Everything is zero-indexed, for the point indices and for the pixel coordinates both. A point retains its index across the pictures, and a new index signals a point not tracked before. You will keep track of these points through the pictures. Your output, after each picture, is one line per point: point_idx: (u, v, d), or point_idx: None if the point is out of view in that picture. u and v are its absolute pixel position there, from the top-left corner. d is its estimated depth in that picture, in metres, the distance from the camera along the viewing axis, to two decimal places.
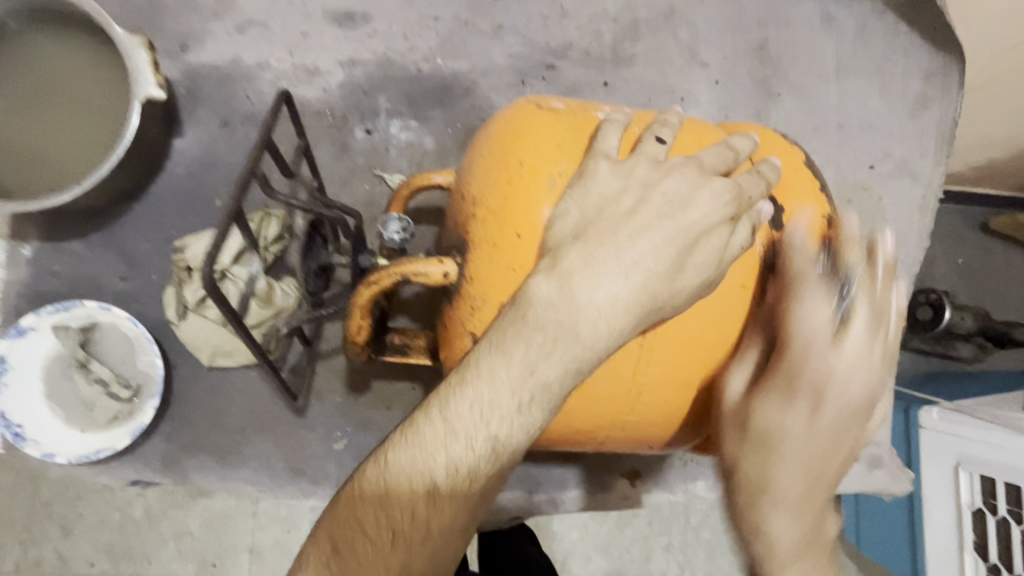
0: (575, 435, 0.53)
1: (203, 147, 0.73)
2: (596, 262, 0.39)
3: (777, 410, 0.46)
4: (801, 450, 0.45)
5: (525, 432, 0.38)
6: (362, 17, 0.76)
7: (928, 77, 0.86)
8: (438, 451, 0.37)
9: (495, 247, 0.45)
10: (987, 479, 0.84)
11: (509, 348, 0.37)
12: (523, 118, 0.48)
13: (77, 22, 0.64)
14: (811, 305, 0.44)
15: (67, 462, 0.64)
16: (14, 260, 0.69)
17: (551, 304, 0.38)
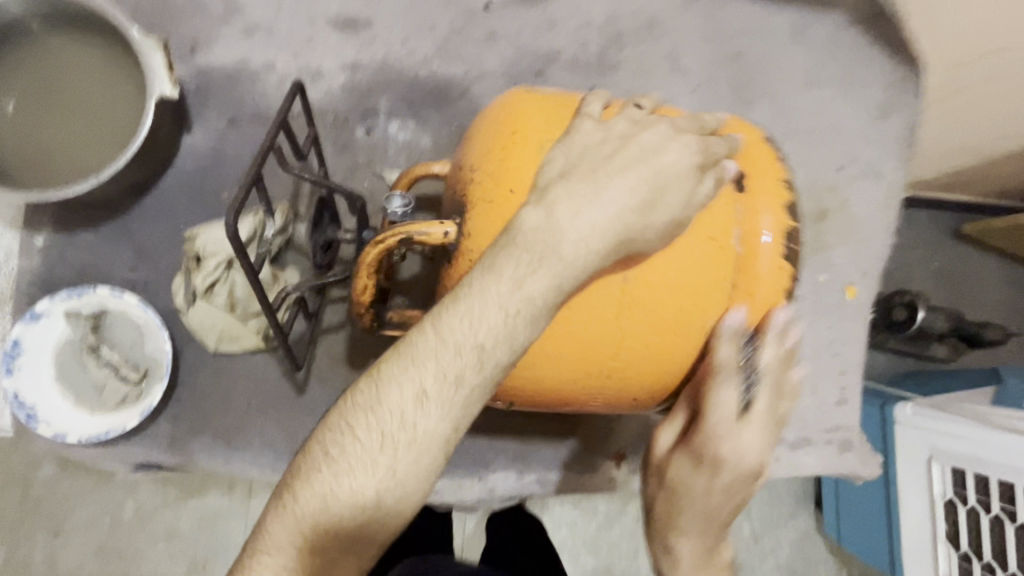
0: (561, 392, 0.57)
1: (211, 143, 0.77)
2: (578, 196, 0.44)
3: (685, 472, 0.54)
4: (701, 512, 0.54)
5: (508, 348, 0.43)
6: (364, 23, 0.81)
7: (890, 86, 0.93)
8: (429, 360, 0.42)
9: (490, 209, 0.49)
10: (958, 471, 0.95)
11: (499, 268, 0.43)
12: (516, 102, 0.53)
13: (95, 26, 0.68)
14: (724, 391, 0.51)
15: (77, 442, 0.67)
16: (28, 249, 0.73)
17: (539, 227, 0.43)
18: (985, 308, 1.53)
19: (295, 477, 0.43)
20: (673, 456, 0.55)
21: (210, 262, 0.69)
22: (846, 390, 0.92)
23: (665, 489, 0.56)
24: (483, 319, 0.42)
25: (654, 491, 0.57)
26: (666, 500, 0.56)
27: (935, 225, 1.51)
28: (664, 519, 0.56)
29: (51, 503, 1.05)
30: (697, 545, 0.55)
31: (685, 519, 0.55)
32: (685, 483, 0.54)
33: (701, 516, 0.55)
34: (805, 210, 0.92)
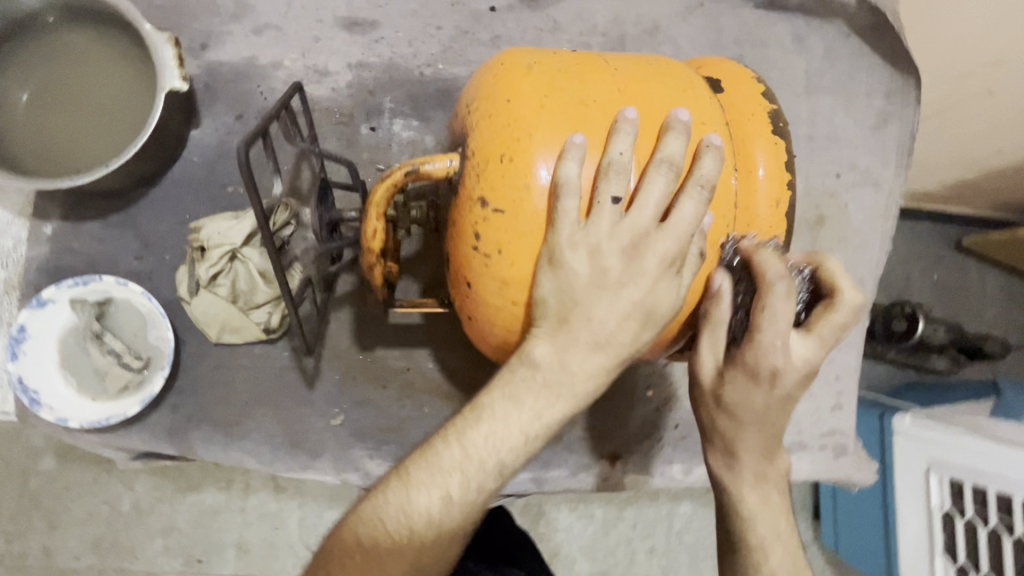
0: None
1: (219, 137, 0.78)
2: (604, 284, 0.48)
3: (744, 388, 0.55)
4: (761, 423, 0.56)
5: (533, 446, 0.49)
6: (371, 23, 0.83)
7: (889, 95, 0.94)
8: (459, 471, 0.47)
9: (494, 178, 0.51)
10: (955, 482, 0.96)
11: (534, 366, 0.49)
12: (512, 69, 0.54)
13: (109, 20, 0.69)
14: (772, 302, 0.52)
15: (79, 427, 0.68)
16: (37, 238, 0.74)
17: (563, 315, 0.49)
18: (984, 319, 1.53)
19: (341, 537, 0.48)
20: (727, 375, 0.56)
21: (214, 253, 0.70)
22: (842, 396, 0.93)
23: (724, 413, 0.57)
24: (525, 420, 0.48)
25: (710, 409, 0.58)
26: (725, 415, 0.57)
27: (933, 237, 1.52)
28: (724, 433, 0.58)
29: (49, 494, 1.05)
30: (758, 458, 0.58)
31: (746, 430, 0.57)
32: (741, 398, 0.55)
33: (759, 427, 0.57)
34: (802, 216, 0.93)
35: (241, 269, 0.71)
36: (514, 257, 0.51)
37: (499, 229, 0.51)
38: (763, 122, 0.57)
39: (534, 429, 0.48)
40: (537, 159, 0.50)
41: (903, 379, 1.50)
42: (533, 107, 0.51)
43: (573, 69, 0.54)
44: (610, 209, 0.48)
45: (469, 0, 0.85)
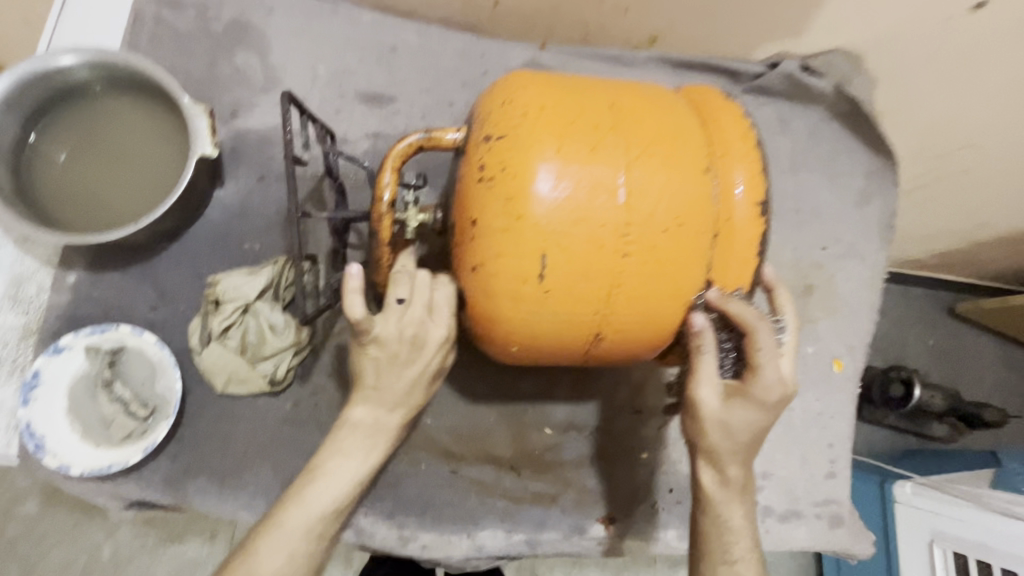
0: (569, 339, 0.62)
1: (241, 197, 0.83)
2: None
3: (743, 410, 0.60)
4: (754, 438, 0.61)
5: None
6: (389, 98, 0.90)
7: (869, 174, 1.01)
8: None
9: (496, 175, 0.56)
10: (958, 555, 1.07)
11: None
12: (511, 83, 0.61)
13: (152, 92, 0.76)
14: (766, 332, 0.59)
15: (80, 474, 0.69)
16: (59, 286, 0.77)
17: None
18: (973, 384, 1.56)
19: None
20: (729, 404, 0.60)
21: (228, 307, 0.73)
22: (835, 464, 0.93)
23: (723, 434, 0.61)
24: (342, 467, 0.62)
25: (714, 433, 0.61)
26: (724, 436, 0.61)
27: (919, 303, 1.57)
28: (721, 444, 0.61)
29: None
30: (745, 471, 0.63)
31: (742, 445, 0.61)
32: (740, 420, 0.60)
33: (752, 439, 0.62)
34: (791, 284, 0.98)
35: (251, 323, 0.74)
36: (514, 241, 0.56)
37: (502, 215, 0.56)
38: (736, 119, 0.63)
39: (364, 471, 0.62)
40: (535, 156, 0.55)
41: (905, 443, 1.51)
42: (532, 90, 0.59)
43: (567, 79, 0.63)
44: None
45: (480, 80, 0.92)
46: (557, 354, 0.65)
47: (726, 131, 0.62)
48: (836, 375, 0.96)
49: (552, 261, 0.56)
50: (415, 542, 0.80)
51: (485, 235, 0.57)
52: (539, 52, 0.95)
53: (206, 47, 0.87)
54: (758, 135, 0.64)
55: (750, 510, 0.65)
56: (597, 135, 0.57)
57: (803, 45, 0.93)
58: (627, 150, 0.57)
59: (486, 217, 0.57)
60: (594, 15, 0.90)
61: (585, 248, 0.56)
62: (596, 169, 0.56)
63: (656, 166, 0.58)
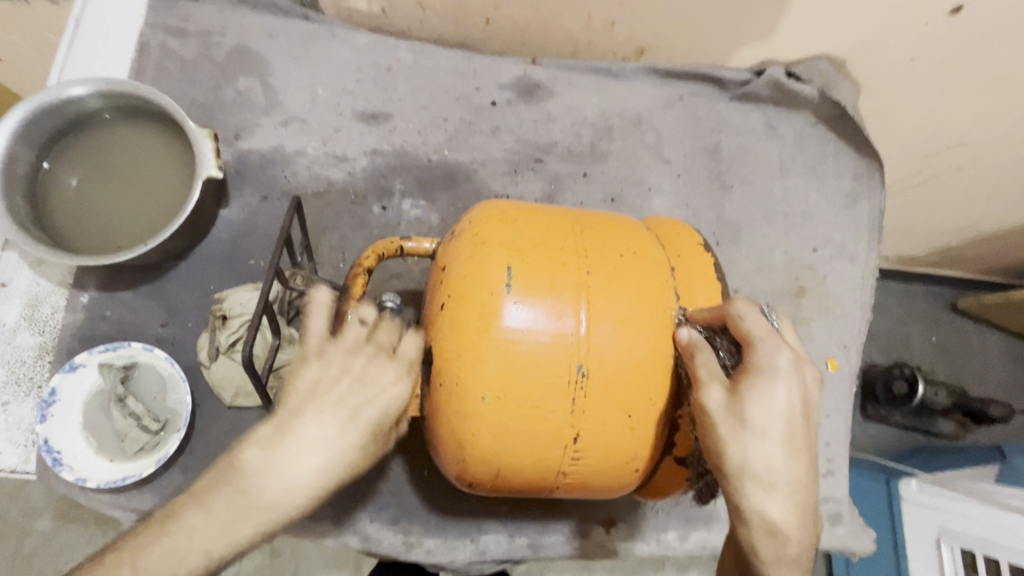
0: (538, 467, 0.60)
1: (245, 217, 0.87)
2: None
3: (761, 395, 0.55)
4: (784, 430, 0.55)
5: None
6: (385, 116, 0.93)
7: (856, 176, 1.04)
8: None
9: (462, 301, 0.58)
10: (965, 551, 1.09)
11: None
12: (484, 209, 0.65)
13: (160, 120, 0.80)
14: (747, 310, 0.59)
15: (96, 487, 0.72)
16: (73, 306, 0.80)
17: None
18: (977, 378, 1.56)
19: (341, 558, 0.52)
20: (742, 393, 0.55)
21: (235, 322, 0.76)
22: (832, 462, 0.95)
23: (751, 432, 0.55)
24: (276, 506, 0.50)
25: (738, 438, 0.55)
26: (751, 437, 0.55)
27: (918, 300, 1.58)
28: (752, 454, 0.55)
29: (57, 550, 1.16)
30: (788, 467, 0.55)
31: (773, 444, 0.55)
32: (762, 409, 0.55)
33: (783, 431, 0.55)
34: (784, 285, 1.00)
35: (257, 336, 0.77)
36: (478, 365, 0.57)
37: (468, 343, 0.57)
38: (701, 257, 0.68)
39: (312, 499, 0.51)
40: (501, 276, 0.58)
41: (911, 442, 1.51)
42: (503, 216, 0.63)
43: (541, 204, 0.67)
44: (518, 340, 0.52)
45: (473, 96, 0.96)
46: (526, 485, 0.63)
47: (689, 262, 0.67)
48: (832, 375, 0.98)
49: (513, 381, 0.57)
50: (420, 548, 0.82)
51: (451, 362, 0.58)
52: (530, 67, 0.98)
53: (210, 73, 0.91)
54: (717, 263, 0.69)
55: (803, 506, 0.56)
56: (563, 262, 0.60)
57: (787, 53, 0.96)
58: (593, 277, 0.60)
59: (452, 343, 0.58)
60: (582, 31, 0.93)
61: (552, 376, 0.57)
62: (562, 297, 0.58)
63: (621, 294, 0.60)
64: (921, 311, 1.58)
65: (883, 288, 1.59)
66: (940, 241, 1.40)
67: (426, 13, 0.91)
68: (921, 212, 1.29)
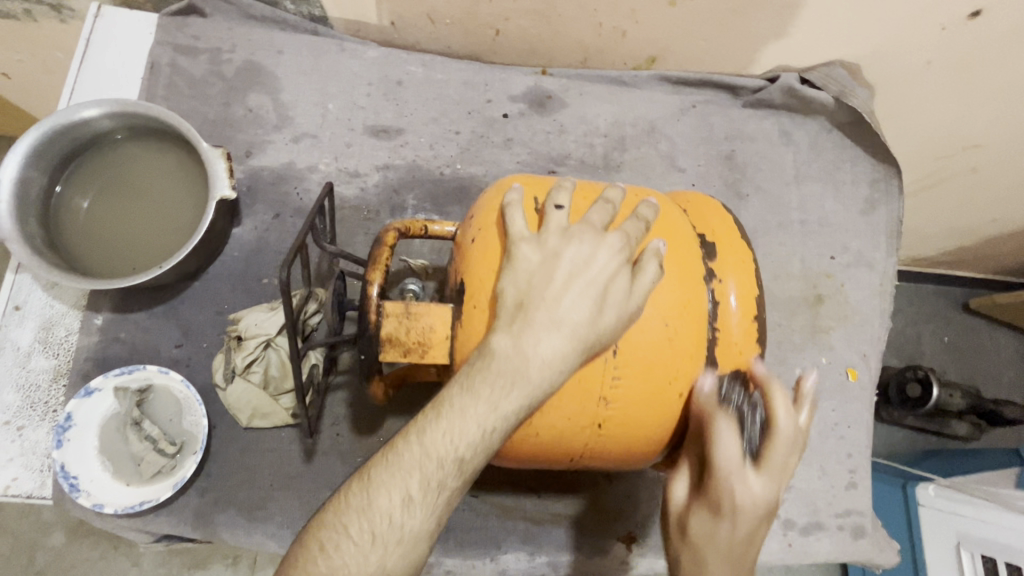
0: (578, 407, 0.57)
1: (258, 235, 0.86)
2: (559, 313, 0.49)
3: (705, 522, 0.56)
4: (726, 561, 0.56)
5: (505, 426, 0.48)
6: (397, 130, 0.93)
7: (873, 183, 1.03)
8: (477, 423, 0.47)
9: (495, 227, 0.58)
10: (985, 557, 1.06)
11: (476, 389, 0.47)
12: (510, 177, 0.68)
13: (174, 139, 0.79)
14: (724, 441, 0.54)
15: (113, 513, 0.71)
16: (87, 328, 0.80)
17: (508, 356, 0.48)
18: (996, 382, 1.54)
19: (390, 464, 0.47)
20: (694, 509, 0.57)
21: (250, 343, 0.75)
22: (855, 473, 0.93)
23: (689, 546, 0.57)
24: (464, 436, 0.47)
25: (678, 541, 0.59)
26: (693, 552, 0.57)
27: (932, 303, 1.57)
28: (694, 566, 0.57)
29: (73, 563, 1.17)
30: None
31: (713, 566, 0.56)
32: (705, 535, 0.56)
33: (726, 561, 0.56)
34: (802, 294, 0.98)
35: (272, 357, 0.76)
36: None
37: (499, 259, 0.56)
38: (709, 201, 0.69)
39: (493, 424, 0.47)
40: (531, 201, 0.60)
41: (925, 444, 1.50)
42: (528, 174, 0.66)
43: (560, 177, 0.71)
44: (554, 224, 0.54)
45: (485, 108, 0.95)
46: (561, 428, 0.58)
47: (700, 206, 0.68)
48: (852, 384, 0.97)
49: None
50: (439, 568, 0.80)
51: (482, 284, 0.56)
52: (541, 77, 0.97)
53: (220, 90, 0.90)
54: (722, 206, 0.70)
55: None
56: (592, 195, 0.61)
57: (801, 59, 0.95)
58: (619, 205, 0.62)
59: (484, 263, 0.57)
60: (593, 41, 0.93)
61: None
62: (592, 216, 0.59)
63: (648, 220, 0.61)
64: (935, 314, 1.56)
65: (897, 290, 1.57)
66: (954, 243, 1.39)
67: (437, 25, 0.91)
68: (934, 216, 1.28)
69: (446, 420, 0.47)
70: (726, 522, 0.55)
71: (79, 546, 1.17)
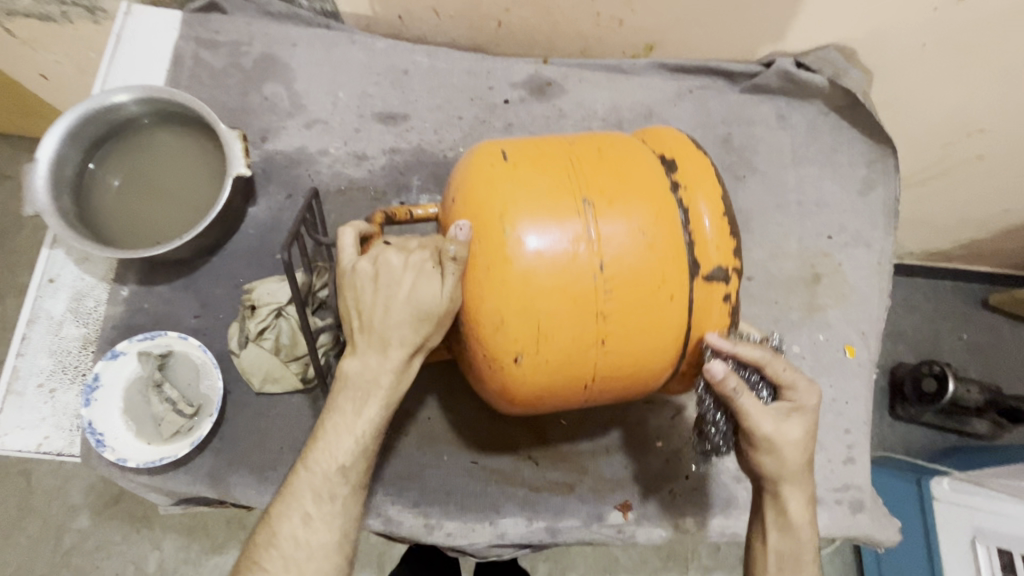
0: (577, 328, 0.61)
1: (272, 214, 0.91)
2: (382, 338, 0.62)
3: (790, 428, 0.65)
4: (811, 452, 0.67)
5: (360, 446, 0.62)
6: (403, 116, 0.97)
7: (870, 163, 1.04)
8: (344, 436, 0.62)
9: (466, 185, 0.64)
10: (1003, 551, 1.06)
11: (341, 408, 0.62)
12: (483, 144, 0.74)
13: (193, 123, 0.85)
14: (781, 362, 0.66)
15: (136, 466, 0.76)
16: (114, 300, 0.85)
17: (358, 377, 0.62)
18: (1012, 373, 1.52)
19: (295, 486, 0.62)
20: (786, 425, 0.65)
21: (263, 311, 0.80)
22: (853, 449, 0.94)
23: (785, 457, 0.65)
24: (365, 406, 0.62)
25: (774, 460, 0.65)
26: (792, 458, 0.65)
27: (942, 294, 1.56)
28: (789, 469, 0.66)
29: (98, 541, 1.23)
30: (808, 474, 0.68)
31: (800, 462, 0.66)
32: (798, 437, 0.65)
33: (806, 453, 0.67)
34: (799, 273, 1.00)
35: (284, 325, 0.81)
36: (484, 236, 0.60)
37: (482, 204, 0.61)
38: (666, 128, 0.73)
39: (361, 429, 0.62)
40: (482, 169, 0.64)
41: (945, 442, 1.47)
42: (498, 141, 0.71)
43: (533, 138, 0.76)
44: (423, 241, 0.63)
45: (487, 95, 0.99)
46: (570, 351, 0.62)
47: (655, 133, 0.72)
48: (850, 362, 0.98)
49: (512, 235, 0.59)
50: (440, 530, 0.83)
51: (472, 229, 0.62)
52: (542, 66, 1.01)
53: (239, 80, 0.96)
54: (675, 129, 0.73)
55: (809, 499, 0.68)
56: (537, 154, 0.65)
57: (795, 43, 0.97)
58: (576, 144, 0.67)
59: (470, 212, 0.62)
60: (592, 30, 0.97)
61: (566, 212, 0.61)
62: (556, 157, 0.65)
63: (604, 153, 0.66)
64: (945, 306, 1.55)
65: (906, 282, 1.56)
66: (962, 234, 1.38)
67: (442, 18, 0.96)
68: (939, 204, 1.28)
69: (323, 442, 0.62)
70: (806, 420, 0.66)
71: (105, 526, 1.24)
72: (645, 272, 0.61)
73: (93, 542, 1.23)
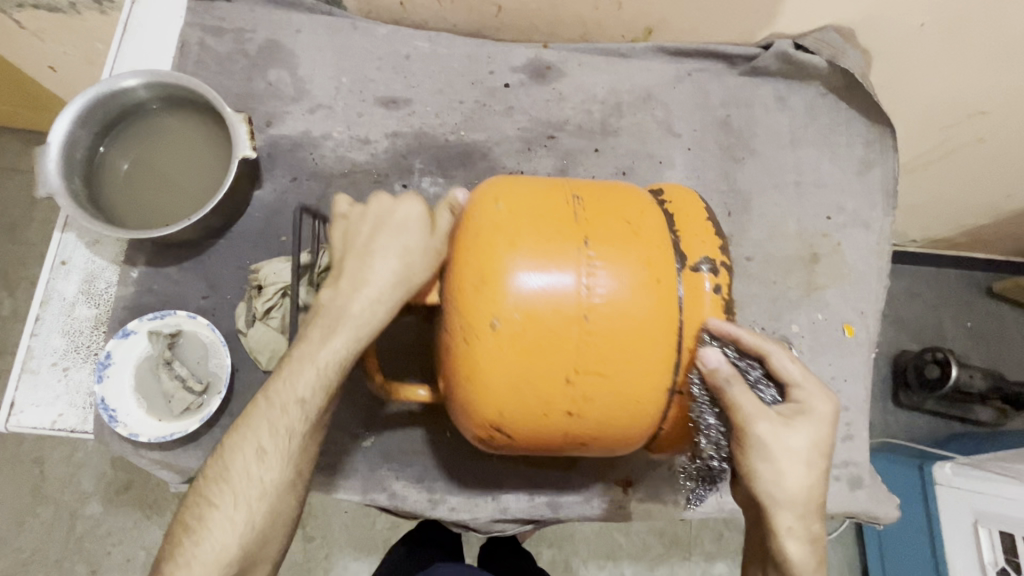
0: (554, 393, 0.62)
1: (278, 197, 0.93)
2: (366, 273, 0.65)
3: (789, 433, 0.64)
4: (813, 458, 0.65)
5: (325, 391, 0.64)
6: (405, 100, 0.99)
7: (869, 144, 1.05)
8: (308, 367, 0.63)
9: (468, 233, 0.64)
10: (1004, 534, 1.06)
11: (310, 339, 0.64)
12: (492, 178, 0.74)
13: (199, 107, 0.87)
14: (784, 358, 0.66)
15: (148, 441, 0.79)
16: (124, 281, 0.87)
17: (333, 311, 0.64)
18: (1014, 358, 1.52)
19: (247, 421, 0.64)
20: (785, 428, 0.64)
21: (269, 289, 0.82)
22: (851, 426, 0.95)
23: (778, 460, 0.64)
24: (334, 337, 0.64)
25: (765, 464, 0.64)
26: (789, 465, 0.64)
27: (944, 279, 1.56)
28: (782, 478, 0.64)
29: (110, 526, 1.26)
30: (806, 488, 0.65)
31: (794, 471, 0.64)
32: (794, 447, 0.64)
33: (803, 460, 0.65)
34: (798, 253, 1.01)
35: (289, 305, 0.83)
36: (479, 290, 0.61)
37: (480, 236, 0.63)
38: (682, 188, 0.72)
39: (326, 362, 0.63)
40: (486, 217, 0.64)
41: (947, 430, 1.48)
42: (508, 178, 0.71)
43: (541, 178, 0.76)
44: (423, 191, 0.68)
45: (487, 79, 1.00)
46: (543, 411, 0.63)
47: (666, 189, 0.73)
48: (848, 341, 0.99)
49: (502, 294, 0.60)
50: (443, 505, 0.85)
51: (469, 273, 0.62)
52: (542, 50, 1.02)
53: (243, 66, 0.98)
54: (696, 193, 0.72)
55: (803, 525, 0.65)
56: (541, 209, 0.65)
57: (793, 24, 0.97)
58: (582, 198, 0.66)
59: (468, 260, 0.63)
60: (591, 14, 0.98)
61: (559, 279, 0.61)
62: (560, 199, 0.66)
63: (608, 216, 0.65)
64: (947, 291, 1.55)
65: (909, 267, 1.56)
66: (964, 219, 1.38)
67: (442, 3, 0.97)
68: (939, 188, 1.28)
69: (287, 371, 0.64)
70: (809, 429, 0.65)
71: (116, 513, 1.26)
72: (633, 344, 0.61)
73: (105, 526, 1.25)
